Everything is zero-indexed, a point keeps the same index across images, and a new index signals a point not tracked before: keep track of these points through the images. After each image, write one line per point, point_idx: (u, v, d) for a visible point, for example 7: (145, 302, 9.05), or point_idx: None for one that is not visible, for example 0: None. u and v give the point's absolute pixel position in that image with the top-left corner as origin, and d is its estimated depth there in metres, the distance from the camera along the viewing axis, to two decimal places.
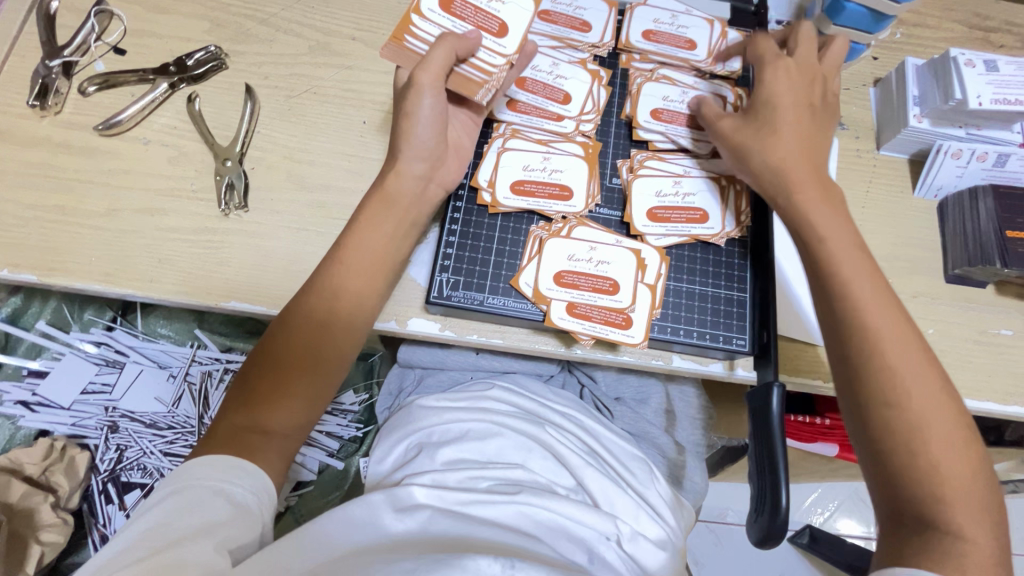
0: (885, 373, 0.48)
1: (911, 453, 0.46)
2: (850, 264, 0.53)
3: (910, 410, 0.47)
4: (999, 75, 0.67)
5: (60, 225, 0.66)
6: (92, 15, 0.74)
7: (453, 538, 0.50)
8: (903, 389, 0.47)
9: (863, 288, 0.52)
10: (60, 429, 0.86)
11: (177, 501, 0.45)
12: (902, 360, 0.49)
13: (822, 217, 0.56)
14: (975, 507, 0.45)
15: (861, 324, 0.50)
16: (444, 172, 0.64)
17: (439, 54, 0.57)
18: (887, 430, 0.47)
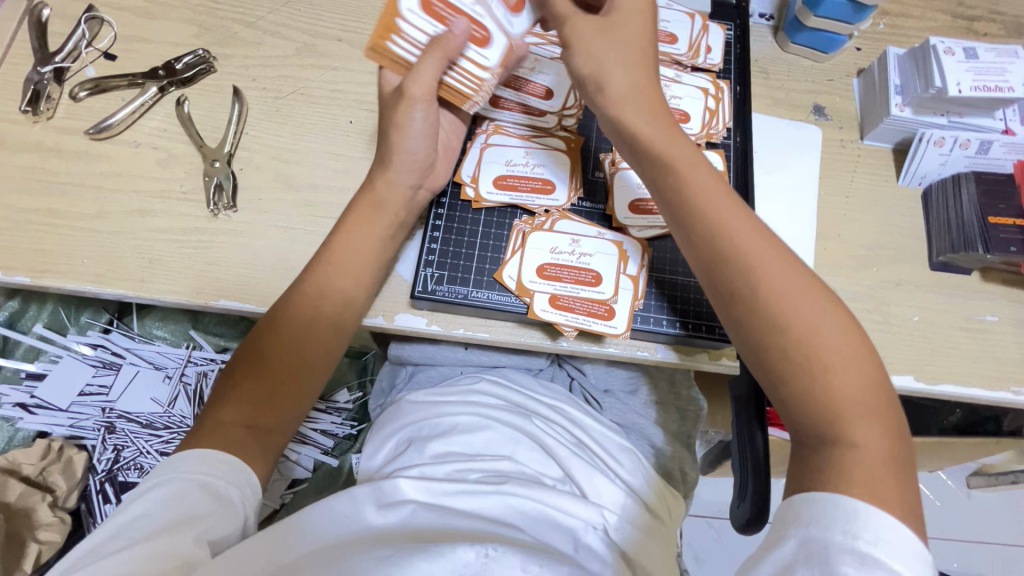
0: (766, 294, 0.47)
1: (800, 372, 0.45)
2: (708, 184, 0.51)
3: (785, 323, 0.46)
4: (978, 62, 0.67)
5: (53, 228, 0.67)
6: (82, 22, 0.75)
7: (435, 530, 0.50)
8: (784, 311, 0.46)
9: (723, 209, 0.50)
10: (58, 431, 0.88)
11: (162, 493, 0.46)
12: (774, 276, 0.47)
13: (676, 137, 0.53)
14: (870, 409, 0.43)
15: (729, 245, 0.48)
16: (434, 177, 0.65)
17: (429, 66, 0.57)
18: (773, 354, 0.46)
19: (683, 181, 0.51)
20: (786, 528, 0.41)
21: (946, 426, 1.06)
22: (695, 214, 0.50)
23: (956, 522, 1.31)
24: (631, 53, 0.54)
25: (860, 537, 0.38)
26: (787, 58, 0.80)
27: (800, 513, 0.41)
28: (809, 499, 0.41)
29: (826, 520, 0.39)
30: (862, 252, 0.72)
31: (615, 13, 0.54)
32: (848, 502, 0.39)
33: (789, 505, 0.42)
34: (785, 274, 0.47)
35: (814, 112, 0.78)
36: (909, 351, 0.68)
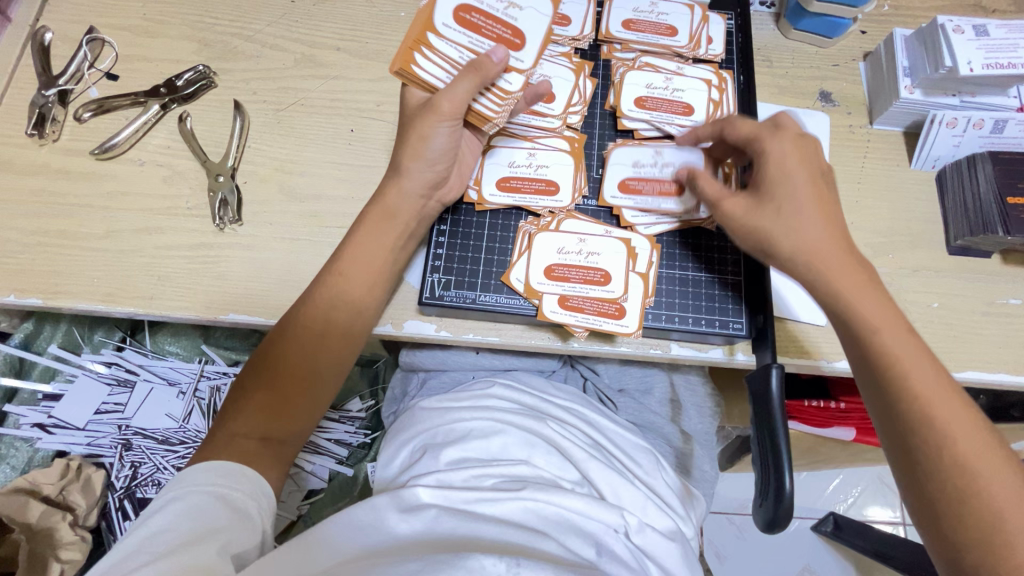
0: (959, 463, 0.45)
1: (987, 544, 0.44)
2: (903, 343, 0.49)
3: (964, 465, 0.45)
4: (989, 40, 0.65)
5: (63, 249, 0.68)
6: (84, 43, 0.76)
7: (459, 538, 0.49)
8: (958, 449, 0.46)
9: (919, 371, 0.48)
10: (76, 450, 0.89)
11: (180, 507, 0.46)
12: (968, 440, 0.46)
13: (854, 285, 0.51)
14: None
15: (923, 407, 0.47)
16: (447, 191, 0.64)
17: (462, 86, 0.56)
18: (959, 522, 0.45)
19: (869, 333, 0.49)
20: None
21: None
22: (883, 368, 0.49)
23: None
24: (801, 183, 0.53)
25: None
26: (791, 45, 0.79)
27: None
28: None
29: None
30: (876, 239, 0.70)
31: (783, 147, 0.54)
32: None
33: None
34: (980, 440, 0.46)
35: (821, 98, 0.76)
36: (929, 338, 0.66)
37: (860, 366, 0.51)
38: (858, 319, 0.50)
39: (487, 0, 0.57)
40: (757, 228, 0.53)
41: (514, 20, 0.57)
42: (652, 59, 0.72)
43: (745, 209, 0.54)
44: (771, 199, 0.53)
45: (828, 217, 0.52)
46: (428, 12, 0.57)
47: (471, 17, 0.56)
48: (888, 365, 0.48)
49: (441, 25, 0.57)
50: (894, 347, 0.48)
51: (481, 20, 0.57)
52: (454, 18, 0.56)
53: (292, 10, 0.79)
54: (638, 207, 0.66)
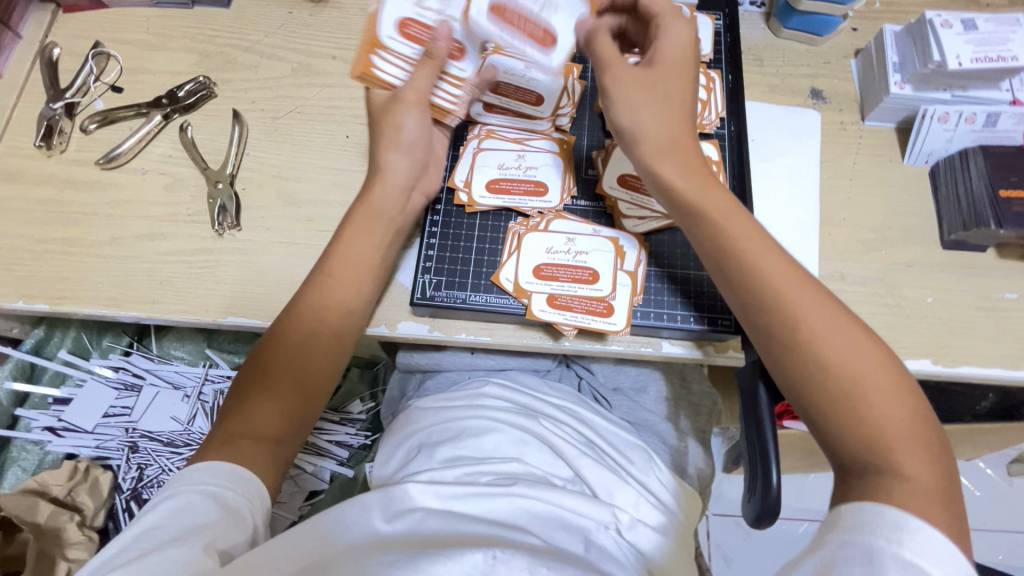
0: (812, 335, 0.47)
1: (847, 410, 0.45)
2: (740, 231, 0.52)
3: (831, 364, 0.46)
4: (977, 34, 0.65)
5: (69, 256, 0.70)
6: (90, 57, 0.78)
7: (444, 535, 0.49)
8: (823, 349, 0.46)
9: (763, 259, 0.50)
10: (85, 452, 0.91)
11: (173, 505, 0.47)
12: (818, 318, 0.47)
13: (701, 185, 0.54)
14: (914, 434, 0.43)
15: (772, 295, 0.49)
16: (428, 184, 0.67)
17: (424, 81, 0.60)
18: (823, 401, 0.46)
19: (715, 230, 0.52)
20: (829, 533, 0.41)
21: (978, 411, 1.02)
22: (731, 262, 0.51)
23: (1002, 512, 1.25)
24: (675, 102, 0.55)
25: (905, 545, 0.38)
26: (781, 44, 0.79)
27: (844, 520, 0.41)
28: (858, 507, 0.41)
29: (871, 527, 0.39)
30: (869, 235, 0.70)
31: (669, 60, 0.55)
32: (886, 509, 0.40)
33: (835, 513, 0.42)
34: (829, 314, 0.47)
35: (812, 96, 0.77)
36: (924, 333, 0.66)
37: (719, 273, 0.53)
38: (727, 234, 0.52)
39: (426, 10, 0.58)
40: (621, 126, 0.55)
41: (455, 30, 0.58)
42: None
43: (631, 86, 0.55)
44: (653, 80, 0.55)
45: (688, 114, 0.55)
46: (371, 27, 0.59)
47: (413, 28, 0.59)
48: (734, 258, 0.51)
49: (386, 37, 0.59)
50: (737, 240, 0.51)
51: (422, 32, 0.59)
52: (397, 30, 0.59)
53: (290, 21, 0.81)
54: (633, 202, 0.65)
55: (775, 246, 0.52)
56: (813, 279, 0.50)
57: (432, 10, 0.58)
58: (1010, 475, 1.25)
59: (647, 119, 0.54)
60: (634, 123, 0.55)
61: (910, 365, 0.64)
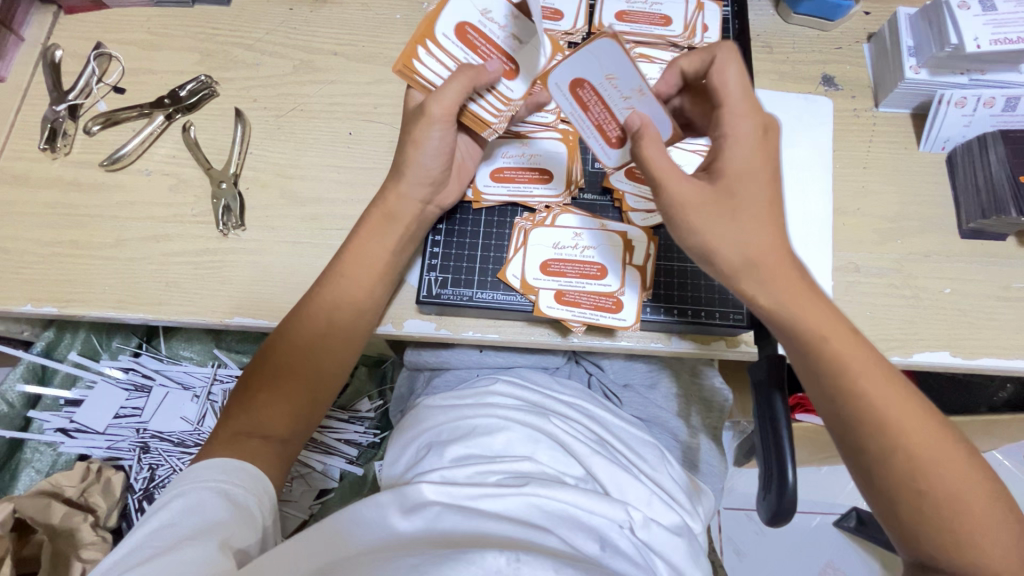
0: (913, 467, 0.47)
1: (949, 533, 0.46)
2: (844, 343, 0.49)
3: (932, 490, 0.46)
4: (996, 15, 0.63)
5: (75, 258, 0.70)
6: (92, 58, 0.78)
7: (461, 536, 0.49)
8: (930, 477, 0.46)
9: (865, 377, 0.48)
10: (97, 453, 0.92)
11: (185, 503, 0.47)
12: (921, 444, 0.47)
13: (799, 292, 0.50)
14: (1012, 540, 0.46)
15: (874, 427, 0.48)
16: (446, 195, 0.64)
17: (452, 88, 0.57)
18: (932, 529, 0.46)
19: (817, 343, 0.49)
20: None
21: (995, 403, 1.00)
22: (833, 380, 0.49)
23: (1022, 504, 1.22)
24: (752, 219, 0.49)
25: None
26: (791, 30, 0.77)
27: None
28: None
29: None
30: (884, 225, 0.68)
31: (738, 177, 0.50)
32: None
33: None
34: (929, 431, 0.48)
35: (823, 82, 0.75)
36: (942, 325, 0.64)
37: (815, 389, 0.51)
38: (819, 356, 0.49)
39: (489, 22, 0.58)
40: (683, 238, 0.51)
41: (512, 50, 0.58)
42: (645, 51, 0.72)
43: (699, 206, 0.49)
44: (726, 197, 0.50)
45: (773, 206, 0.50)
46: (426, 23, 0.58)
47: (471, 33, 0.58)
48: (839, 376, 0.49)
49: (441, 34, 0.59)
50: (840, 355, 0.49)
51: (478, 39, 0.58)
52: (454, 31, 0.58)
53: (290, 17, 0.80)
54: (639, 195, 0.65)
55: (874, 356, 0.50)
56: (909, 388, 0.49)
57: (496, 22, 0.58)
58: None
59: (717, 232, 0.49)
60: (700, 238, 0.50)
61: (928, 357, 0.63)
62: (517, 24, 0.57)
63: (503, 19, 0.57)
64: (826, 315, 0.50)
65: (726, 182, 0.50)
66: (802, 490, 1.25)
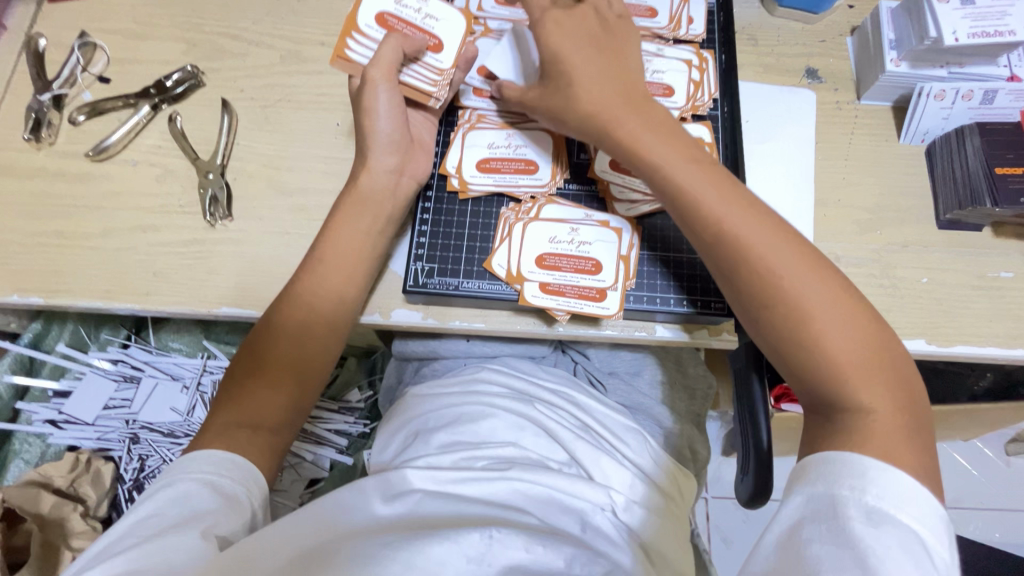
0: (775, 291, 0.47)
1: (816, 371, 0.44)
2: (700, 177, 0.51)
3: (792, 308, 0.46)
4: (974, 8, 0.64)
5: (61, 249, 0.70)
6: (76, 48, 0.77)
7: (444, 517, 0.50)
8: (792, 299, 0.46)
9: (719, 202, 0.50)
10: (87, 444, 0.92)
11: (170, 493, 0.47)
12: (800, 287, 0.46)
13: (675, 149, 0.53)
14: (883, 383, 0.44)
15: (747, 266, 0.48)
16: (415, 165, 0.66)
17: (388, 51, 0.60)
18: (812, 372, 0.45)
19: (681, 184, 0.51)
20: (794, 484, 0.42)
21: (975, 391, 1.02)
22: (703, 222, 0.50)
23: (1002, 491, 1.25)
24: (606, 92, 0.57)
25: (869, 491, 0.39)
26: (776, 22, 0.78)
27: (811, 472, 0.42)
28: (827, 459, 0.42)
29: (833, 476, 0.40)
30: (864, 216, 0.69)
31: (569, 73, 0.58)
32: (848, 458, 0.41)
33: (803, 466, 0.43)
34: (777, 243, 0.48)
35: (807, 75, 0.75)
36: (919, 314, 0.65)
37: (696, 235, 0.52)
38: (671, 186, 0.52)
39: (404, 8, 0.63)
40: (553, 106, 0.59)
41: (433, 26, 0.63)
42: None
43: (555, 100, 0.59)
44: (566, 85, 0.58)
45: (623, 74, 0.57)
46: (348, 19, 0.63)
47: (390, 19, 0.62)
48: (696, 199, 0.51)
49: (364, 25, 0.62)
50: (691, 185, 0.51)
51: (398, 23, 0.62)
52: (375, 20, 0.62)
53: (277, 7, 0.80)
54: (623, 185, 0.65)
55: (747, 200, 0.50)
56: (793, 234, 0.49)
57: (410, 7, 0.63)
58: (1007, 454, 1.27)
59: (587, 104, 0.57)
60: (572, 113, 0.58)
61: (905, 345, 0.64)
62: (430, 5, 0.63)
63: (415, 2, 0.63)
64: (681, 150, 0.53)
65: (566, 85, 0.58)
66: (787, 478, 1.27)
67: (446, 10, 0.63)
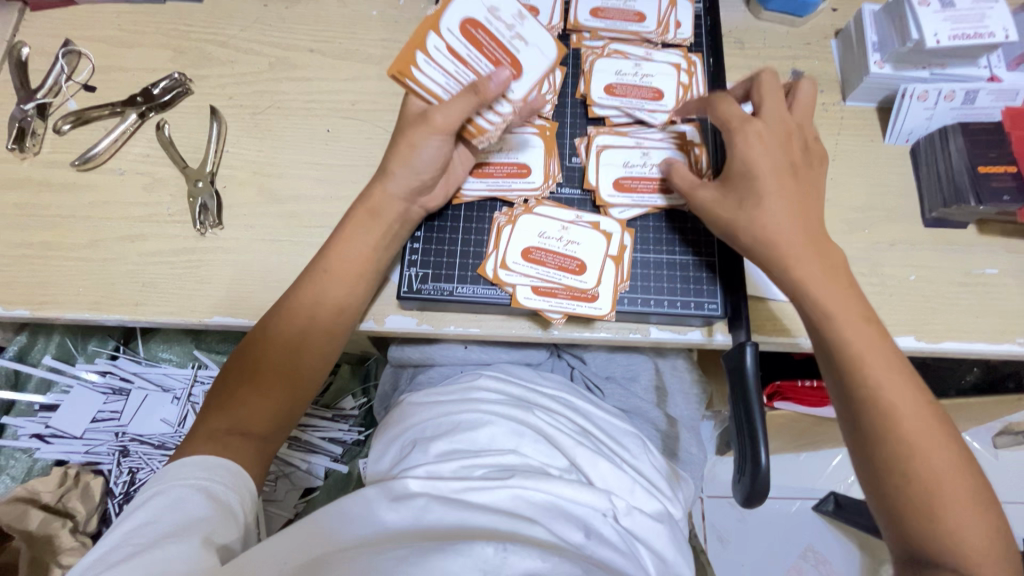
0: (891, 420, 0.50)
1: (936, 527, 0.48)
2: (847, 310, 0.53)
3: (915, 450, 0.50)
4: (954, 11, 0.65)
5: (48, 260, 0.69)
6: (60, 56, 0.76)
7: (447, 528, 0.49)
8: (914, 443, 0.50)
9: (858, 341, 0.52)
10: (74, 458, 0.90)
11: (165, 501, 0.47)
12: (945, 485, 0.49)
13: (824, 268, 0.54)
14: (989, 558, 0.47)
15: (891, 413, 0.50)
16: (431, 198, 0.65)
17: (460, 104, 0.57)
18: (908, 498, 0.49)
19: (855, 344, 0.52)
20: None
21: (964, 386, 1.04)
22: (862, 372, 0.52)
23: (991, 484, 1.27)
24: (777, 201, 0.55)
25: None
26: (762, 26, 0.79)
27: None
28: None
29: None
30: (853, 215, 0.70)
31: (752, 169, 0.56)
32: None
33: None
34: (907, 394, 0.51)
35: (793, 77, 0.76)
36: (907, 311, 0.66)
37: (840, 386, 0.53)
38: (807, 306, 0.54)
39: (495, 20, 0.58)
40: (732, 223, 0.57)
41: (517, 51, 0.58)
42: (620, 46, 0.73)
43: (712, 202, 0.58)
44: (738, 192, 0.57)
45: (801, 199, 0.56)
46: (435, 13, 0.57)
47: (478, 32, 0.57)
48: (829, 325, 0.53)
49: (445, 28, 0.57)
50: (832, 310, 0.53)
51: (484, 38, 0.57)
52: (458, 27, 0.57)
53: (265, 14, 0.80)
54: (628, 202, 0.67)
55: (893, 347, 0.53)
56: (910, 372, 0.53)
57: (502, 21, 0.58)
58: (995, 447, 1.28)
59: (750, 219, 0.55)
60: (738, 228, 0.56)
61: (895, 342, 0.65)
62: (523, 27, 0.58)
63: (510, 18, 0.58)
64: (831, 287, 0.54)
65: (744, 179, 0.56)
66: (781, 477, 1.28)
67: (541, 36, 0.58)
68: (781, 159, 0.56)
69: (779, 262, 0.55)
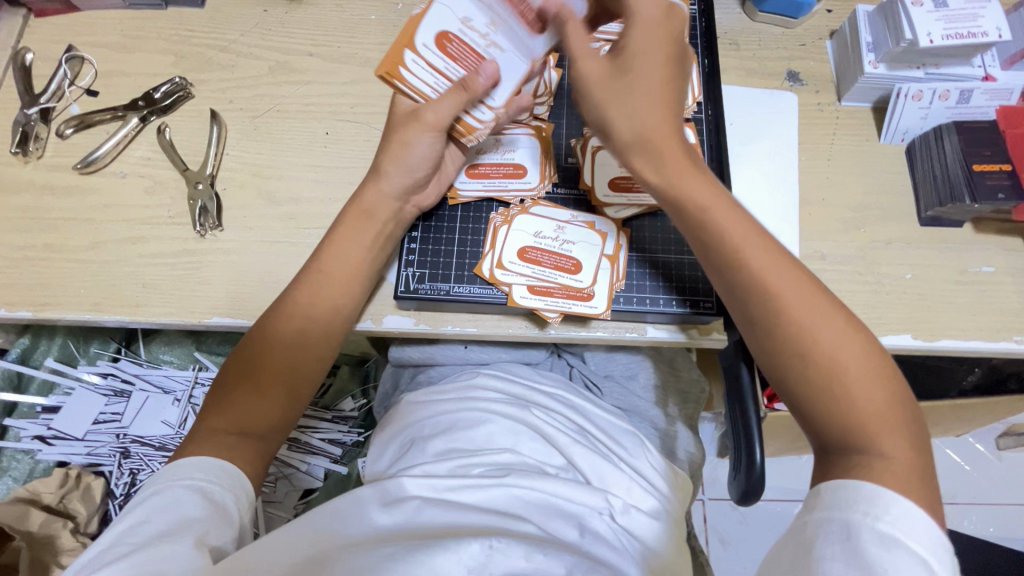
0: (774, 311, 0.48)
1: (836, 402, 0.45)
2: (712, 198, 0.51)
3: (807, 340, 0.47)
4: (948, 11, 0.66)
5: (50, 262, 0.69)
6: (64, 62, 0.78)
7: (441, 526, 0.49)
8: (798, 328, 0.47)
9: (724, 225, 0.51)
10: (76, 459, 0.91)
11: (161, 501, 0.47)
12: (840, 364, 0.45)
13: (685, 160, 0.52)
14: (900, 433, 0.44)
15: (766, 294, 0.48)
16: (425, 196, 0.65)
17: (445, 105, 0.59)
18: (807, 389, 0.46)
19: (721, 226, 0.51)
20: (810, 513, 0.42)
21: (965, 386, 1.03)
22: (727, 256, 0.50)
23: (994, 486, 1.26)
24: (642, 92, 0.52)
25: (882, 519, 0.39)
26: (757, 27, 0.80)
27: (823, 499, 0.43)
28: (835, 485, 0.43)
29: (849, 505, 0.41)
30: (848, 214, 0.71)
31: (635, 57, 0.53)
32: (863, 485, 0.41)
33: (815, 494, 0.44)
34: (788, 279, 0.49)
35: (789, 78, 0.77)
36: (903, 309, 0.66)
37: (723, 277, 0.51)
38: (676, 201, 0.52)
39: (469, 30, 0.56)
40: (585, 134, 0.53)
41: (494, 58, 0.57)
42: None
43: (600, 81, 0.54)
44: (623, 72, 0.53)
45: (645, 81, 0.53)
46: (410, 27, 0.56)
47: (454, 42, 0.56)
48: (701, 215, 0.51)
49: (420, 43, 0.57)
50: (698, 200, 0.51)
51: (461, 48, 0.57)
52: (434, 40, 0.56)
53: (265, 19, 0.81)
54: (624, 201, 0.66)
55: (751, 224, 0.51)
56: (785, 255, 0.50)
57: (477, 29, 0.56)
58: (998, 448, 1.27)
59: (619, 112, 0.53)
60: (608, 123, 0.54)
61: (891, 341, 0.65)
62: (500, 31, 0.56)
63: (485, 26, 0.56)
64: (693, 178, 0.52)
65: (623, 57, 0.53)
66: (783, 479, 1.28)
67: (518, 40, 0.57)
68: (641, 28, 0.53)
69: (652, 158, 0.52)
